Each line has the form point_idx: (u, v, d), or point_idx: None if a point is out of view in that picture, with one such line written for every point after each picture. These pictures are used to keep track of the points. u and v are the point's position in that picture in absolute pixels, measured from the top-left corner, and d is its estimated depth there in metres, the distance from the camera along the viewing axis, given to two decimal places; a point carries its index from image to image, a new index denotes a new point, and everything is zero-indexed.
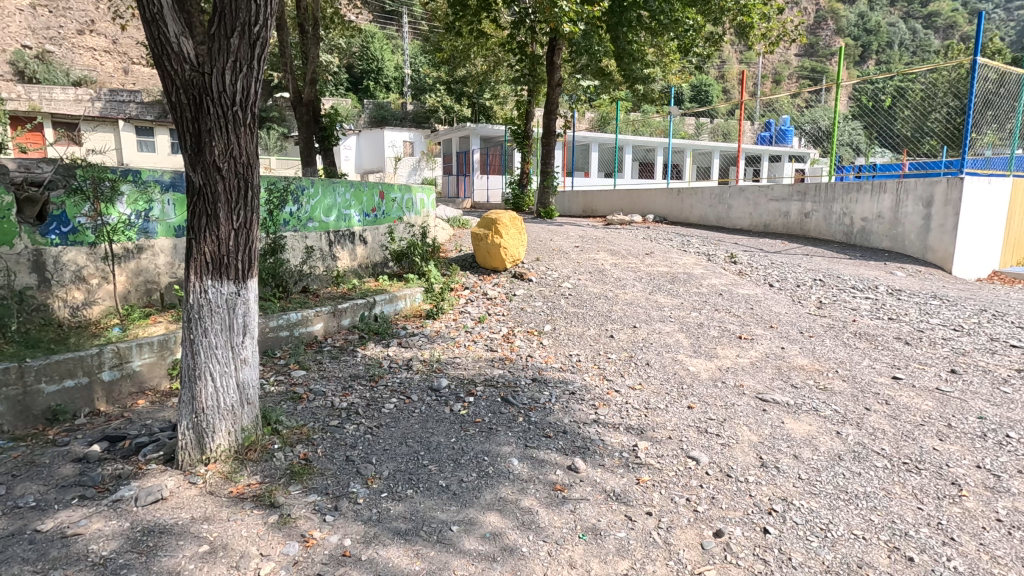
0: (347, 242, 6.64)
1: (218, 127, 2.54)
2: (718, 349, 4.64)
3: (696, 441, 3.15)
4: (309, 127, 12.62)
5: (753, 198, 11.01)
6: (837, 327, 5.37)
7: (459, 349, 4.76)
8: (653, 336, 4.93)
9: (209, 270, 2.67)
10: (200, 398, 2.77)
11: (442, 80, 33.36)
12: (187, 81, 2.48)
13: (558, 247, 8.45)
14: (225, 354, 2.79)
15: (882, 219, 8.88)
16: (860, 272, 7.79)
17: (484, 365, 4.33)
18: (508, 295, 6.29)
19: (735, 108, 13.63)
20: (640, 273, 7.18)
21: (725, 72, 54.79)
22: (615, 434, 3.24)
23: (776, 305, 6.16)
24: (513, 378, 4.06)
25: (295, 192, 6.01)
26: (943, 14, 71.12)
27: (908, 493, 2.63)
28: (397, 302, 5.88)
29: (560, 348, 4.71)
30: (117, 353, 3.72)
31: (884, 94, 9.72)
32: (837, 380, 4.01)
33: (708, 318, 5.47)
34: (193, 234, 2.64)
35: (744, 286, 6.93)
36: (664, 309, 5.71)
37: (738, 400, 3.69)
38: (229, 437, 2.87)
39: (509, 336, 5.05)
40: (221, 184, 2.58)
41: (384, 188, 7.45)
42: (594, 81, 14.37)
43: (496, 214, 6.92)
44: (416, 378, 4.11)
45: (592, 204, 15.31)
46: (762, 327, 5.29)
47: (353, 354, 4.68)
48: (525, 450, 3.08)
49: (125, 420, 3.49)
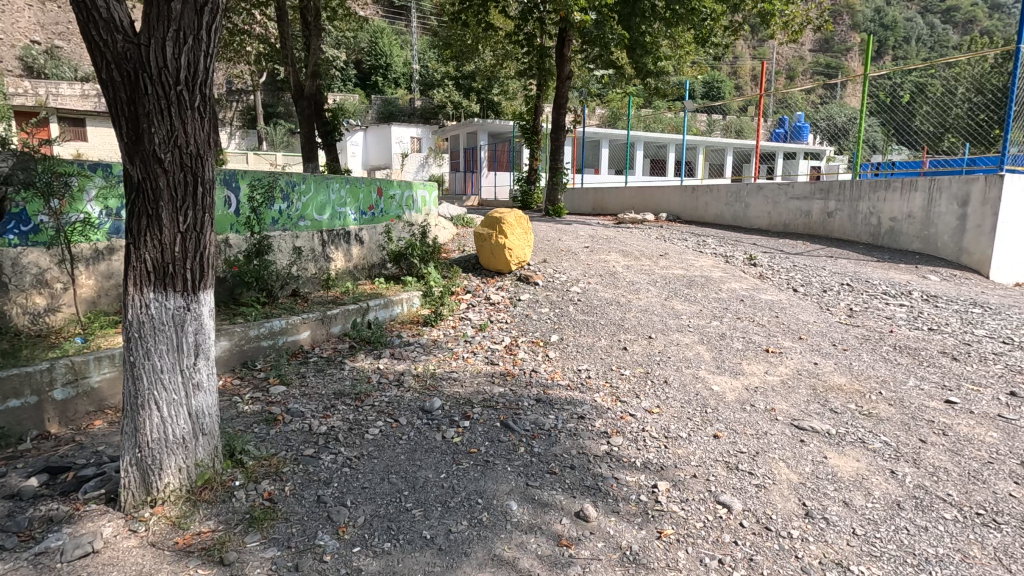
0: (342, 241, 6.24)
1: (158, 110, 2.12)
2: (744, 365, 4.17)
3: (726, 482, 2.69)
4: (310, 121, 12.21)
5: (772, 195, 10.48)
6: (873, 340, 4.88)
7: (457, 362, 4.33)
8: (670, 348, 4.47)
9: (151, 280, 2.25)
10: (144, 431, 2.37)
11: (450, 74, 32.84)
12: (120, 55, 2.07)
13: (566, 247, 8.00)
14: (174, 379, 2.37)
15: (913, 219, 8.33)
16: (890, 276, 7.29)
17: (483, 382, 3.89)
18: (512, 299, 5.85)
19: (749, 104, 13.09)
20: (654, 276, 6.71)
21: (737, 68, 53.64)
22: (631, 472, 2.80)
23: (803, 313, 5.66)
24: (515, 398, 3.62)
25: (283, 189, 5.62)
26: (962, 8, 69.39)
27: (989, 558, 2.17)
28: (393, 307, 5.46)
29: (568, 362, 4.26)
30: (72, 368, 3.32)
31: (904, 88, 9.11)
32: (883, 404, 3.53)
33: (731, 328, 5.00)
34: (132, 238, 2.22)
35: (767, 292, 6.44)
36: (681, 317, 5.25)
37: (772, 428, 3.23)
38: (180, 474, 2.45)
39: (512, 347, 4.61)
40: (164, 178, 2.17)
41: (382, 185, 7.05)
42: (607, 71, 13.61)
43: (500, 213, 6.48)
44: (407, 397, 3.68)
45: (602, 202, 14.83)
46: (790, 338, 4.82)
47: (340, 367, 4.27)
48: (526, 490, 2.64)
49: (76, 446, 3.09)
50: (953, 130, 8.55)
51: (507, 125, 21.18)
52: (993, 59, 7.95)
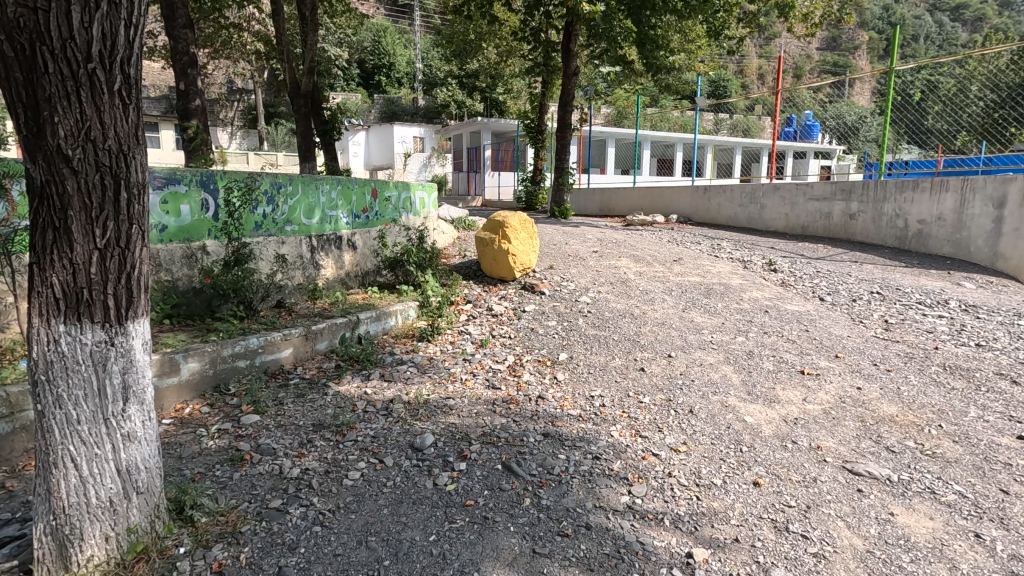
0: (333, 247, 5.80)
1: (64, 95, 1.66)
2: (778, 390, 3.68)
3: (776, 551, 2.22)
4: (307, 120, 11.74)
5: (790, 196, 9.95)
6: (918, 358, 4.38)
7: (454, 385, 3.86)
8: (693, 369, 4.00)
9: (60, 309, 1.80)
10: (59, 495, 1.91)
11: (453, 73, 32.34)
12: (11, 24, 1.60)
13: (573, 252, 7.52)
14: (96, 430, 1.92)
15: (943, 222, 7.80)
16: (922, 283, 6.78)
17: (482, 412, 3.42)
18: (516, 311, 5.38)
19: (757, 104, 12.62)
20: (669, 284, 6.23)
21: (743, 66, 52.66)
22: (659, 533, 2.33)
23: (835, 326, 5.17)
24: (519, 433, 3.15)
25: (267, 191, 5.16)
26: (972, 6, 68.34)
27: None
28: (386, 320, 5.00)
29: (579, 386, 3.78)
30: (7, 401, 2.86)
31: (913, 87, 8.37)
32: (946, 441, 3.05)
33: (758, 345, 4.50)
34: (35, 257, 1.77)
35: (792, 301, 5.95)
36: (703, 332, 4.76)
37: (821, 472, 2.75)
38: (108, 544, 1.99)
39: (515, 367, 4.14)
40: (73, 181, 1.72)
41: (377, 186, 6.58)
42: (615, 66, 13.22)
43: (503, 216, 6.03)
44: (394, 430, 3.20)
45: (609, 202, 14.33)
46: (825, 357, 4.32)
47: (323, 391, 3.80)
48: (533, 560, 2.17)
49: (4, 492, 2.64)
50: (965, 128, 8.45)
51: (513, 125, 20.71)
52: (1008, 55, 7.67)
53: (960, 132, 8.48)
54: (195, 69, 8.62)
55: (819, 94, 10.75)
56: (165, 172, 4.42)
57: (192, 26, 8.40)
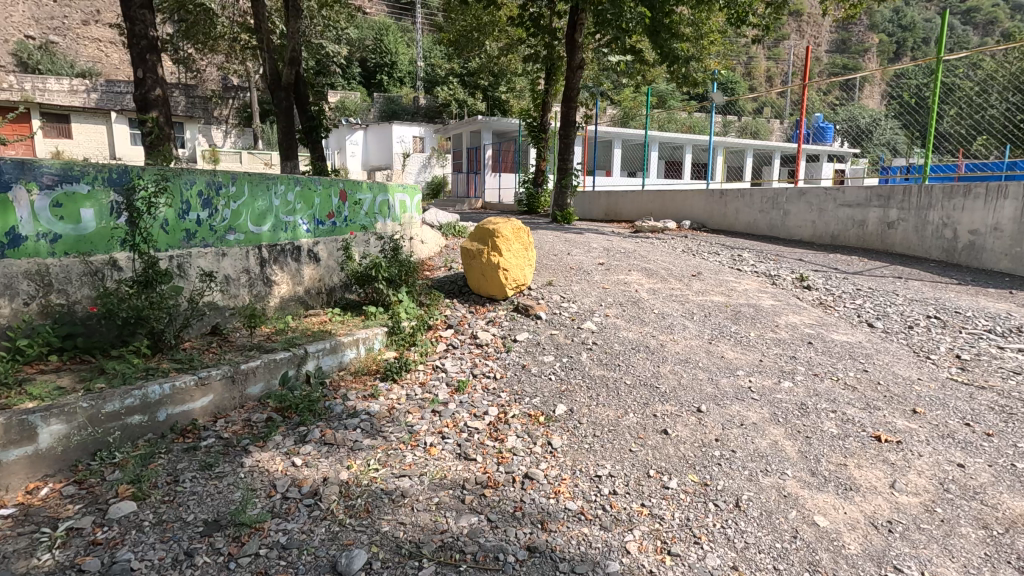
0: (287, 260, 4.87)
1: None
2: (852, 470, 2.68)
3: None
4: (288, 114, 10.78)
5: (818, 202, 8.95)
6: (1018, 414, 3.40)
7: (414, 455, 2.88)
8: (732, 433, 3.01)
9: None
10: None
11: (455, 72, 31.42)
12: None
13: (577, 264, 6.52)
14: None
15: (1000, 233, 6.78)
16: (983, 305, 5.78)
17: (448, 507, 2.44)
18: (506, 340, 4.41)
19: (767, 107, 11.78)
20: (689, 305, 5.25)
21: (751, 67, 51.17)
22: None
23: (897, 364, 4.18)
24: (494, 546, 2.19)
25: (203, 192, 4.20)
26: (985, 8, 66.91)
27: None
28: (342, 352, 4.03)
29: (582, 459, 2.80)
30: None
31: (929, 88, 7.66)
32: None
33: (811, 394, 3.52)
34: None
35: (838, 329, 4.98)
36: (738, 374, 3.77)
37: None
38: None
39: (498, 426, 3.17)
40: None
41: (347, 187, 5.63)
42: (624, 55, 11.98)
43: (493, 223, 5.00)
44: (316, 538, 2.25)
45: (616, 207, 13.38)
46: (901, 414, 3.31)
47: (238, 462, 2.84)
48: None
49: None
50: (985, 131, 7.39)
51: (513, 125, 19.53)
52: None
53: (979, 135, 7.38)
54: (155, 55, 7.61)
55: (830, 96, 9.85)
56: (58, 167, 3.47)
57: (150, 5, 7.38)
